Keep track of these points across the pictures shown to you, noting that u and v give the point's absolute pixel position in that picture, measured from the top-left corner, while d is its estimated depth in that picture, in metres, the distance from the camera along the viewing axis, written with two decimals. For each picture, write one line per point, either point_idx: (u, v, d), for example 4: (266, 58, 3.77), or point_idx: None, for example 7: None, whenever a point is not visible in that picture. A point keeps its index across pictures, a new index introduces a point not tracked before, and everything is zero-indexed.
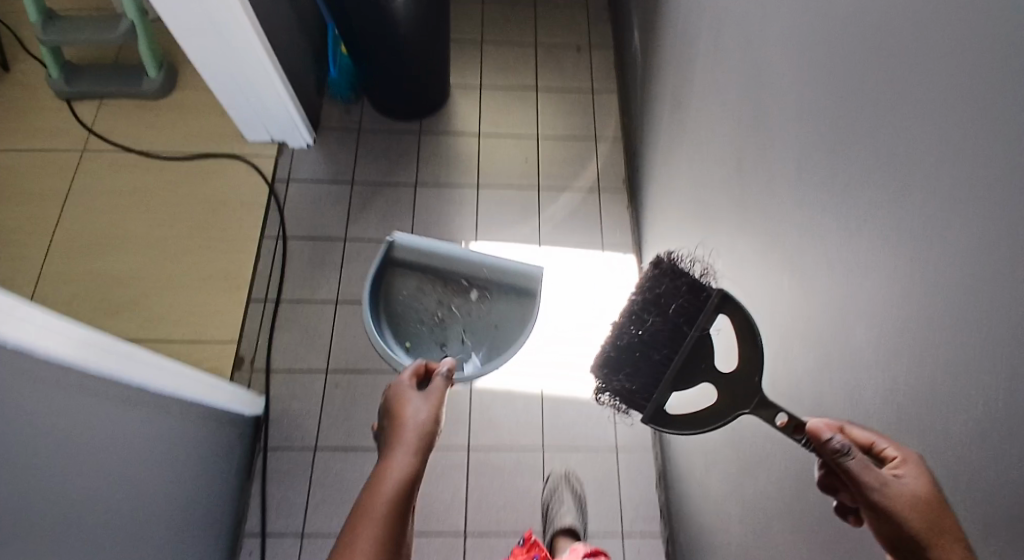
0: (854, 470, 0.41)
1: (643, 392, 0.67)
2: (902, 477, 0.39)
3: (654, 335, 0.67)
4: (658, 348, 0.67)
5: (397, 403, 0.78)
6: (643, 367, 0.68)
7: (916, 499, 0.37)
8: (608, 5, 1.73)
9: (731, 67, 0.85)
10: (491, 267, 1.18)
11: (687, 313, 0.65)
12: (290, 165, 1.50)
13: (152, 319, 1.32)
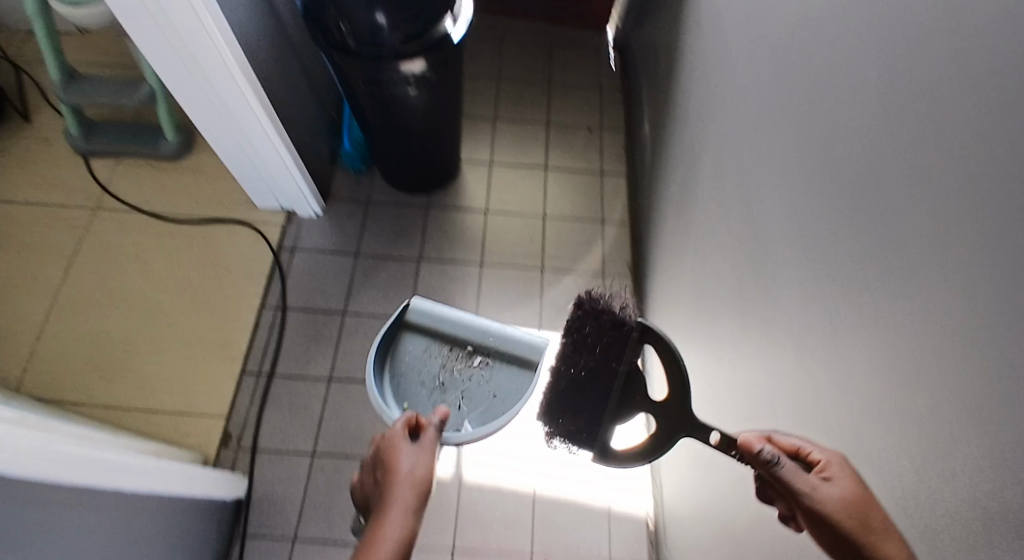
0: (785, 475, 0.47)
1: (587, 422, 0.74)
2: (828, 481, 0.45)
3: (588, 373, 0.74)
4: (593, 385, 0.73)
5: (389, 453, 0.78)
6: (584, 402, 0.74)
7: (844, 499, 0.43)
8: (621, 88, 1.75)
9: (736, 190, 0.84)
10: (500, 333, 1.10)
11: (612, 351, 0.72)
12: (297, 234, 1.50)
13: (144, 389, 1.30)
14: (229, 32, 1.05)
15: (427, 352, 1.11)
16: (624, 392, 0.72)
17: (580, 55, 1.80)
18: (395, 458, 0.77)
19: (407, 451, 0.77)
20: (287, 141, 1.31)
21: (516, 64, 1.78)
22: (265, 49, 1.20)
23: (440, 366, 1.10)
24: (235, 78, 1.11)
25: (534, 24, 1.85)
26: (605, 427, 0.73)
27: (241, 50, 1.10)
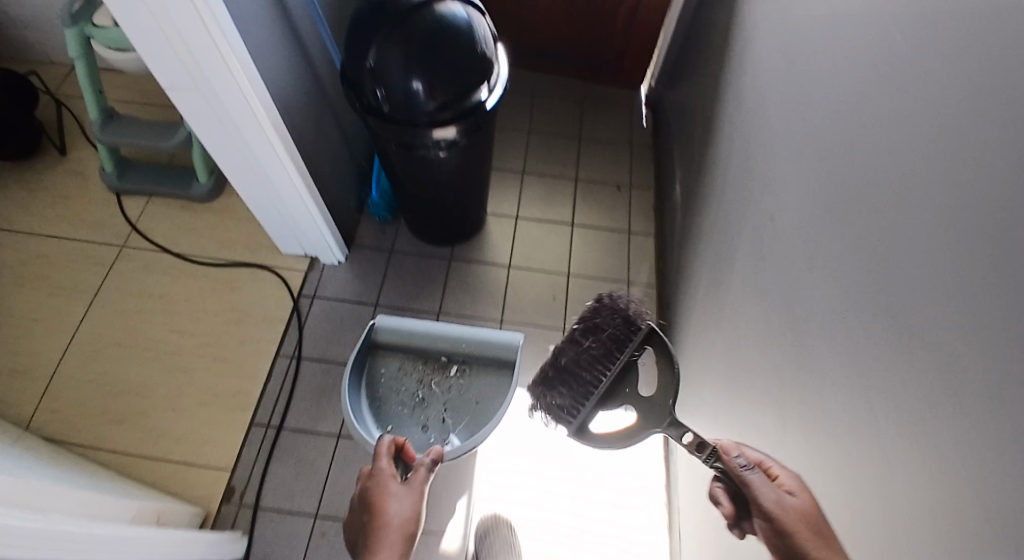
0: (751, 479, 0.61)
1: (580, 400, 0.84)
2: (787, 495, 0.59)
3: (591, 357, 0.84)
4: (593, 368, 0.84)
5: (378, 496, 0.88)
6: (580, 382, 0.84)
7: (800, 510, 0.56)
8: (652, 145, 1.73)
9: (777, 281, 0.79)
10: (470, 345, 1.34)
11: (618, 341, 0.84)
12: (318, 281, 1.48)
13: (152, 435, 1.28)
14: (263, 91, 1.03)
15: (403, 371, 1.33)
16: (619, 378, 0.83)
17: (612, 111, 1.79)
18: (383, 500, 0.88)
19: (394, 495, 0.88)
20: (314, 191, 1.29)
21: (547, 117, 1.77)
22: (300, 102, 1.20)
23: (420, 382, 1.33)
24: (266, 134, 1.09)
25: (567, 79, 1.85)
26: (592, 402, 0.83)
27: (274, 106, 1.08)
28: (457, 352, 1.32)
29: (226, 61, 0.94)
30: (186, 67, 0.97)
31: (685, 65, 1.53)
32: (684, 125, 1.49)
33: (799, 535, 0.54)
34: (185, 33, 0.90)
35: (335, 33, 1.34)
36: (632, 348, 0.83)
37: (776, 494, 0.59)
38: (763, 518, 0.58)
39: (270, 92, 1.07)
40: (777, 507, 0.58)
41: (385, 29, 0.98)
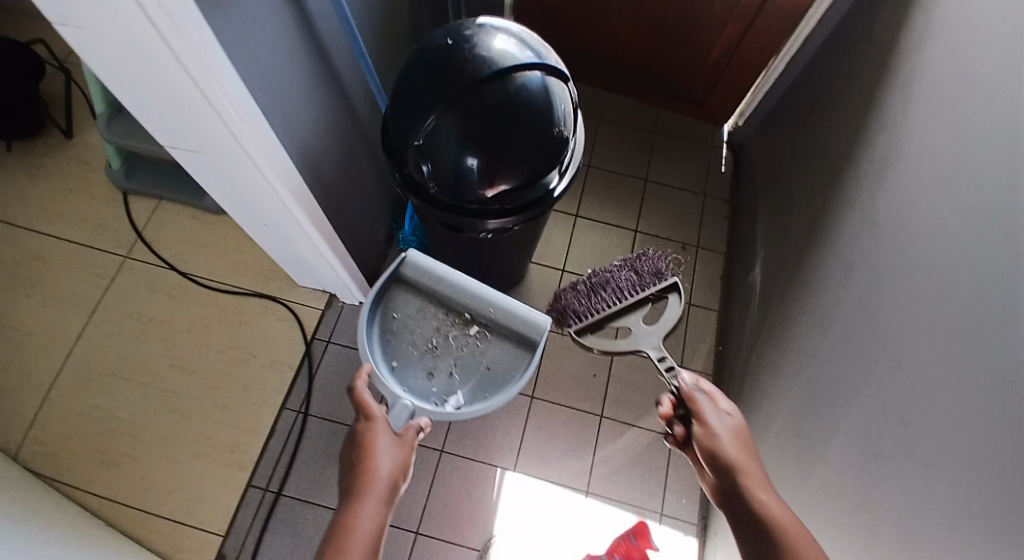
0: (699, 400, 0.84)
1: (590, 310, 1.11)
2: (721, 415, 0.82)
3: (624, 284, 1.11)
4: (618, 288, 1.11)
5: (365, 443, 0.89)
6: (603, 296, 1.11)
7: (728, 425, 0.80)
8: (728, 199, 1.52)
9: (909, 520, 0.61)
10: (500, 308, 1.14)
11: (646, 281, 1.10)
12: (334, 322, 1.32)
13: (143, 483, 1.17)
14: (288, 162, 0.82)
15: (421, 314, 1.16)
16: (630, 307, 1.09)
17: (686, 151, 1.57)
18: (372, 448, 0.89)
19: (384, 449, 0.89)
20: (337, 246, 1.10)
21: (611, 152, 1.57)
22: (344, 146, 1.03)
23: (436, 329, 1.16)
24: (289, 206, 0.89)
25: (639, 106, 1.63)
26: (597, 318, 1.09)
27: (299, 174, 0.87)
28: (484, 309, 1.13)
29: (245, 141, 0.73)
30: (194, 138, 0.75)
31: (791, 124, 1.32)
32: (780, 195, 1.29)
33: (728, 443, 0.78)
34: (194, 110, 0.68)
35: (388, 52, 1.15)
36: (655, 292, 1.08)
37: (716, 412, 0.82)
38: (704, 424, 0.81)
39: (297, 157, 0.86)
40: (715, 421, 0.81)
41: (442, 101, 0.78)
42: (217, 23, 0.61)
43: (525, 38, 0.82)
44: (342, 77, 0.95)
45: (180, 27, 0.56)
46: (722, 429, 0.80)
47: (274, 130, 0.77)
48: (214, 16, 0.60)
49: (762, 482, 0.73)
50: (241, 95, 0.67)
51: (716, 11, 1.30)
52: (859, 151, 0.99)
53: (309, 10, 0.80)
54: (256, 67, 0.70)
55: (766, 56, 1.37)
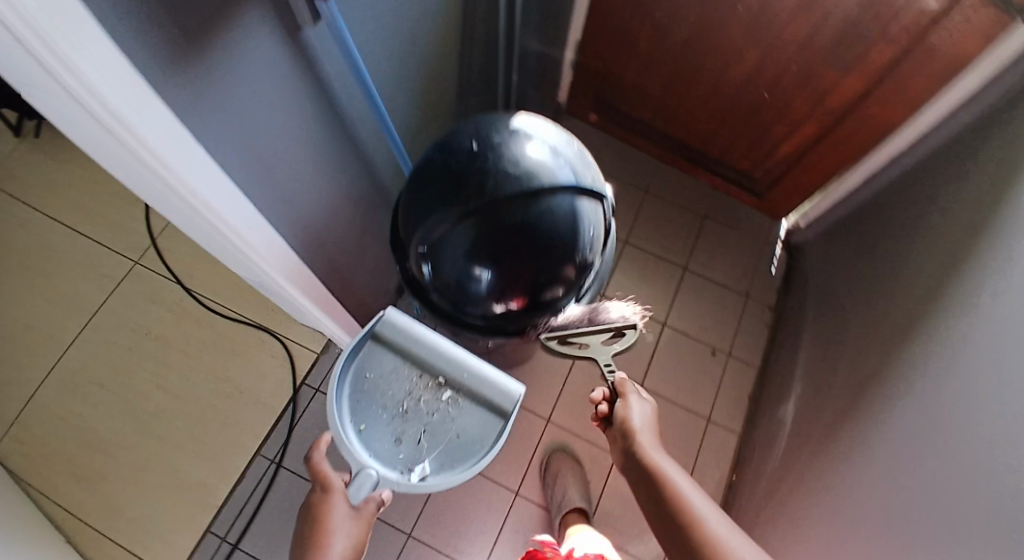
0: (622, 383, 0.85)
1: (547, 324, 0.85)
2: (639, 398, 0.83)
3: (588, 308, 0.87)
4: (583, 311, 0.86)
5: (323, 516, 0.78)
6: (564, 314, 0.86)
7: (644, 411, 0.82)
8: (772, 307, 1.39)
9: None
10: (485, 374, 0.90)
11: (610, 313, 0.87)
12: (327, 370, 1.26)
13: (103, 506, 1.13)
14: (285, 243, 0.74)
15: (394, 372, 0.89)
16: (592, 330, 0.85)
17: (736, 243, 1.44)
18: (328, 522, 0.77)
19: (342, 524, 0.78)
20: (337, 314, 1.01)
21: (654, 231, 1.44)
22: (359, 211, 0.95)
23: (408, 390, 0.89)
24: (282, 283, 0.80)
25: (694, 185, 1.49)
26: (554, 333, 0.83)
27: (297, 251, 0.79)
28: (468, 375, 0.89)
29: (230, 234, 0.64)
30: (183, 217, 0.67)
31: (859, 249, 1.17)
32: (832, 327, 1.15)
33: (637, 420, 0.79)
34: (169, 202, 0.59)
35: (427, 106, 1.05)
36: (617, 324, 0.86)
37: (637, 400, 0.82)
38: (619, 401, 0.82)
39: (296, 236, 0.77)
40: (636, 411, 0.80)
41: (455, 213, 0.69)
42: (206, 124, 0.53)
43: (559, 143, 0.72)
44: (363, 145, 0.86)
45: (149, 135, 0.47)
46: (638, 414, 0.80)
47: (271, 216, 0.69)
48: (202, 117, 0.52)
49: (666, 462, 0.74)
50: (229, 192, 0.59)
51: (797, 110, 1.15)
52: (929, 319, 0.84)
53: (332, 87, 0.71)
54: (255, 160, 0.62)
55: (842, 165, 1.21)
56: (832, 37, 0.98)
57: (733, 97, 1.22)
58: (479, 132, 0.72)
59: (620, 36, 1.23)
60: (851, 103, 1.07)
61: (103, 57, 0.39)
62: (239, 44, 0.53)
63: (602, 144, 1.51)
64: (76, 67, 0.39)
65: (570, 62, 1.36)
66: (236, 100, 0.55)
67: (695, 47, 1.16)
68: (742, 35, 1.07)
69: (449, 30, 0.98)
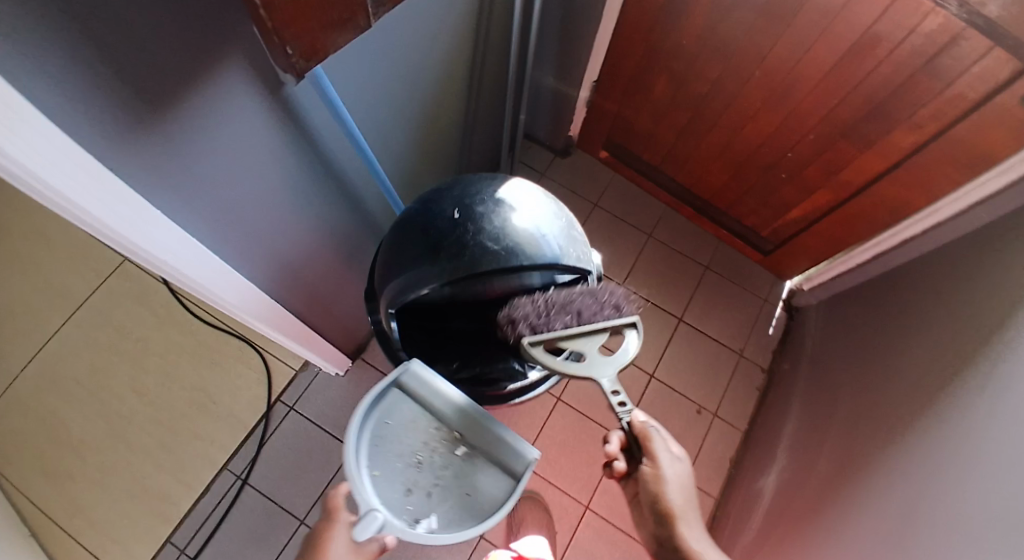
0: (650, 439, 0.60)
1: (527, 326, 0.62)
2: (672, 467, 0.61)
3: (574, 300, 0.63)
4: (568, 305, 0.63)
5: (317, 554, 0.60)
6: (546, 310, 0.63)
7: (678, 477, 0.61)
8: (765, 369, 1.35)
9: None
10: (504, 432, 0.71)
11: (602, 305, 0.63)
12: (304, 389, 1.25)
13: (66, 505, 1.12)
14: (255, 289, 0.73)
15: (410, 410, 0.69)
16: (585, 334, 0.61)
17: (735, 299, 1.40)
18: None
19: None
20: (313, 341, 1.00)
21: (653, 277, 1.41)
22: (347, 247, 0.93)
23: (426, 439, 0.69)
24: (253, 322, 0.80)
25: (699, 235, 1.45)
26: (538, 340, 0.61)
27: (269, 293, 0.78)
28: (493, 428, 0.68)
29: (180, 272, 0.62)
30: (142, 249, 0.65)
31: (859, 325, 1.12)
32: (819, 403, 1.10)
33: (673, 494, 0.60)
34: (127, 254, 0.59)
35: (429, 140, 1.02)
36: (615, 322, 0.62)
37: (669, 457, 0.61)
38: (648, 467, 0.61)
39: (267, 277, 0.76)
40: (671, 476, 0.60)
41: (430, 282, 0.64)
42: (166, 192, 0.53)
43: (548, 216, 0.69)
44: (354, 188, 0.84)
45: (98, 205, 0.48)
46: (673, 482, 0.60)
47: (238, 265, 0.68)
48: (161, 187, 0.52)
49: (707, 548, 0.59)
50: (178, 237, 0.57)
51: (810, 179, 1.12)
52: (914, 425, 0.81)
53: (319, 139, 0.69)
54: (222, 217, 0.62)
55: (852, 239, 1.17)
56: (853, 113, 0.94)
57: (746, 157, 1.18)
58: (462, 200, 0.69)
59: (638, 82, 1.19)
60: (868, 182, 1.04)
61: (46, 144, 0.40)
62: (214, 119, 0.53)
63: (610, 182, 1.48)
64: (17, 157, 0.39)
65: (585, 100, 1.32)
66: (204, 167, 0.55)
67: (712, 104, 1.12)
68: (762, 101, 1.04)
69: (460, 71, 0.96)
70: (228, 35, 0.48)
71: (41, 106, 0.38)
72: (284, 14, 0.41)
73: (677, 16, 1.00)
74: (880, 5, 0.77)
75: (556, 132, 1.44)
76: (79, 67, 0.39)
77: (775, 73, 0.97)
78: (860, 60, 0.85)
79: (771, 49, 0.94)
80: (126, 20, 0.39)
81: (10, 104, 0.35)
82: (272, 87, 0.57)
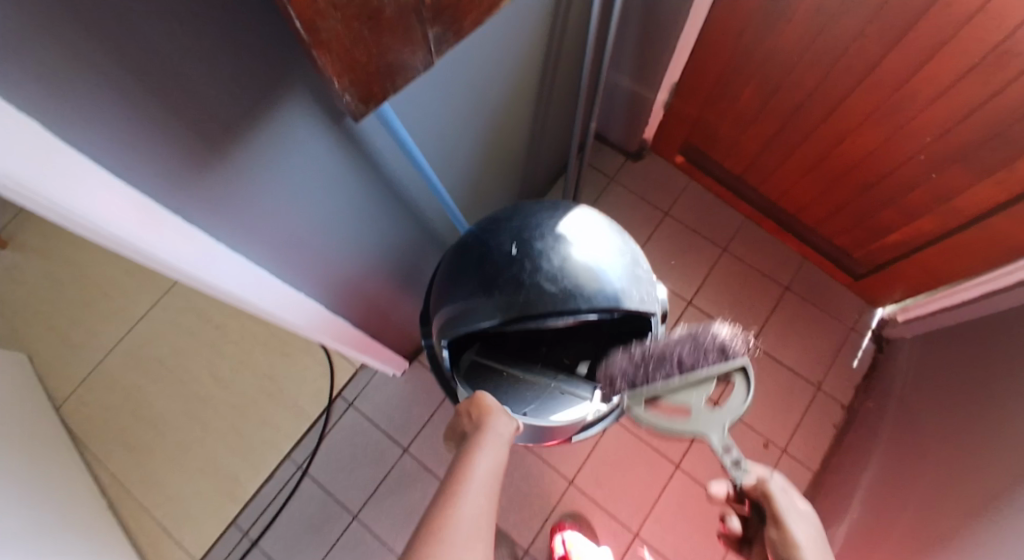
0: (770, 490, 0.55)
1: (627, 384, 0.64)
2: (800, 524, 0.54)
3: (673, 349, 0.63)
4: (666, 356, 0.63)
5: (478, 402, 0.65)
6: (645, 362, 0.64)
7: (813, 536, 0.54)
8: (846, 404, 1.24)
9: None
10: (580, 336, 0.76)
11: (705, 351, 0.62)
12: (363, 386, 1.28)
13: (146, 478, 1.21)
14: (311, 305, 0.75)
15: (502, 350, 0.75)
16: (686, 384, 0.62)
17: (816, 325, 1.29)
18: (486, 404, 0.64)
19: (502, 411, 0.63)
20: (371, 348, 1.01)
21: (724, 295, 1.32)
22: (407, 259, 0.92)
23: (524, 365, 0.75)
24: (309, 334, 0.82)
25: (780, 252, 1.35)
26: (638, 399, 0.63)
27: (326, 307, 0.80)
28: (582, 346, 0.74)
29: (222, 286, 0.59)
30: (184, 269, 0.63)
31: (957, 369, 0.99)
32: (905, 453, 1.00)
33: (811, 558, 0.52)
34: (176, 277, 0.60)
35: (498, 152, 1.00)
36: (717, 369, 0.61)
37: (797, 514, 0.55)
38: (774, 526, 0.55)
39: (321, 292, 0.77)
40: (803, 537, 0.53)
41: (487, 320, 0.62)
42: (227, 226, 0.54)
43: (613, 252, 0.65)
44: (417, 205, 0.83)
45: (164, 247, 0.49)
46: (810, 547, 0.53)
47: (294, 284, 0.70)
48: (223, 223, 0.53)
49: None
50: (213, 250, 0.54)
51: (914, 204, 1.00)
52: (1008, 499, 0.71)
53: (379, 162, 0.68)
54: (281, 243, 0.63)
55: (959, 272, 1.04)
56: (973, 138, 0.82)
57: (840, 175, 1.08)
58: (520, 233, 0.66)
59: (722, 89, 1.10)
60: (982, 214, 0.91)
61: (111, 197, 0.41)
62: (280, 157, 0.53)
63: (685, 191, 1.40)
64: (84, 212, 0.41)
65: (663, 103, 1.24)
66: (267, 202, 0.56)
67: (804, 116, 1.02)
68: (864, 117, 0.93)
69: (532, 82, 0.92)
70: (284, 81, 0.47)
71: (102, 164, 0.39)
72: (343, 65, 0.39)
73: (770, 20, 0.91)
74: (1019, 17, 0.66)
75: (629, 135, 1.36)
76: (134, 124, 0.39)
77: (882, 89, 0.87)
78: (987, 79, 0.74)
79: (880, 61, 0.83)
80: (184, 75, 0.40)
81: (71, 166, 0.37)
82: (335, 123, 0.56)
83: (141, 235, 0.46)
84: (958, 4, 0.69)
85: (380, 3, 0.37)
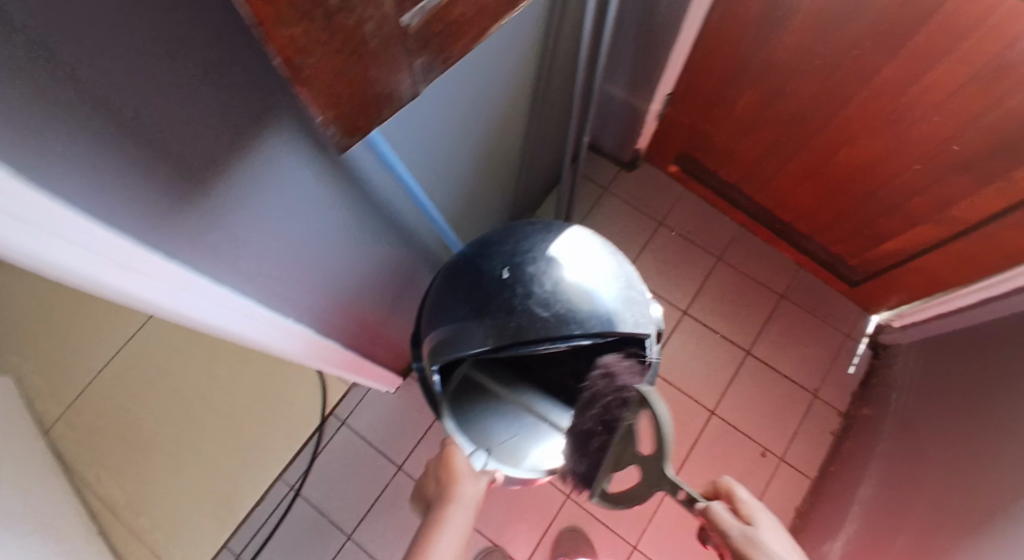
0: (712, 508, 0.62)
1: (585, 478, 0.63)
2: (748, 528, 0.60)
3: (589, 421, 0.64)
4: (589, 430, 0.64)
5: (449, 459, 0.73)
6: (579, 449, 0.65)
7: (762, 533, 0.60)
8: (843, 412, 1.24)
9: None
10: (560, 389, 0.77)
11: (610, 403, 0.64)
12: (357, 403, 1.26)
13: (136, 501, 1.19)
14: (304, 332, 0.73)
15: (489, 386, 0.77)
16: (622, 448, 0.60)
17: (812, 332, 1.29)
18: (455, 464, 0.72)
19: (469, 472, 0.72)
20: (365, 367, 1.00)
21: (720, 303, 1.32)
22: (400, 277, 0.91)
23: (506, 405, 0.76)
24: (303, 358, 0.81)
25: (775, 259, 1.34)
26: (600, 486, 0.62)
27: (319, 332, 0.78)
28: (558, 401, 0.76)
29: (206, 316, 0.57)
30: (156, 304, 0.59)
31: (956, 377, 0.99)
32: (905, 462, 0.99)
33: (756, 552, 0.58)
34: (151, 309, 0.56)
35: (491, 167, 0.98)
36: (628, 412, 0.61)
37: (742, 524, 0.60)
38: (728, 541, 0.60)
39: (310, 316, 0.75)
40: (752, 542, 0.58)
41: (479, 347, 0.61)
42: (208, 262, 0.52)
43: (607, 274, 0.64)
44: (408, 225, 0.82)
45: (140, 285, 0.48)
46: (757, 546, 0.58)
47: (285, 312, 0.68)
48: (204, 258, 0.51)
49: None
50: (202, 284, 0.51)
51: (913, 212, 0.99)
52: (1009, 511, 0.71)
53: (369, 186, 0.66)
54: (266, 273, 0.61)
55: (956, 278, 1.04)
56: (970, 148, 0.82)
57: (837, 183, 1.07)
58: (513, 256, 0.65)
59: (720, 95, 1.09)
60: (981, 221, 0.90)
61: (94, 243, 0.39)
62: (262, 190, 0.51)
63: (679, 199, 1.39)
64: (54, 257, 0.39)
65: (656, 112, 1.23)
66: (249, 234, 0.54)
67: (802, 124, 1.01)
68: (862, 126, 0.92)
69: (524, 95, 0.90)
70: (268, 109, 0.45)
71: (89, 207, 0.37)
72: (330, 96, 0.38)
73: (766, 29, 0.90)
74: (1014, 29, 0.65)
75: (624, 144, 1.35)
76: (117, 159, 0.38)
77: (880, 97, 0.86)
78: (987, 88, 0.73)
79: (879, 69, 0.82)
80: (167, 106, 0.38)
81: (63, 215, 0.34)
82: (321, 152, 0.55)
83: (113, 275, 0.45)
84: (956, 14, 0.69)
85: (367, 34, 0.35)
